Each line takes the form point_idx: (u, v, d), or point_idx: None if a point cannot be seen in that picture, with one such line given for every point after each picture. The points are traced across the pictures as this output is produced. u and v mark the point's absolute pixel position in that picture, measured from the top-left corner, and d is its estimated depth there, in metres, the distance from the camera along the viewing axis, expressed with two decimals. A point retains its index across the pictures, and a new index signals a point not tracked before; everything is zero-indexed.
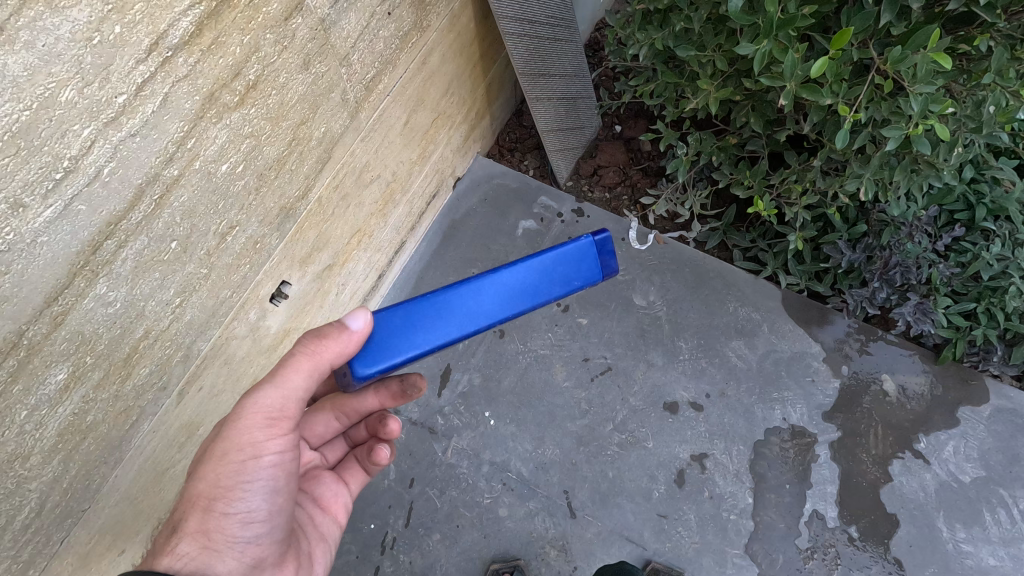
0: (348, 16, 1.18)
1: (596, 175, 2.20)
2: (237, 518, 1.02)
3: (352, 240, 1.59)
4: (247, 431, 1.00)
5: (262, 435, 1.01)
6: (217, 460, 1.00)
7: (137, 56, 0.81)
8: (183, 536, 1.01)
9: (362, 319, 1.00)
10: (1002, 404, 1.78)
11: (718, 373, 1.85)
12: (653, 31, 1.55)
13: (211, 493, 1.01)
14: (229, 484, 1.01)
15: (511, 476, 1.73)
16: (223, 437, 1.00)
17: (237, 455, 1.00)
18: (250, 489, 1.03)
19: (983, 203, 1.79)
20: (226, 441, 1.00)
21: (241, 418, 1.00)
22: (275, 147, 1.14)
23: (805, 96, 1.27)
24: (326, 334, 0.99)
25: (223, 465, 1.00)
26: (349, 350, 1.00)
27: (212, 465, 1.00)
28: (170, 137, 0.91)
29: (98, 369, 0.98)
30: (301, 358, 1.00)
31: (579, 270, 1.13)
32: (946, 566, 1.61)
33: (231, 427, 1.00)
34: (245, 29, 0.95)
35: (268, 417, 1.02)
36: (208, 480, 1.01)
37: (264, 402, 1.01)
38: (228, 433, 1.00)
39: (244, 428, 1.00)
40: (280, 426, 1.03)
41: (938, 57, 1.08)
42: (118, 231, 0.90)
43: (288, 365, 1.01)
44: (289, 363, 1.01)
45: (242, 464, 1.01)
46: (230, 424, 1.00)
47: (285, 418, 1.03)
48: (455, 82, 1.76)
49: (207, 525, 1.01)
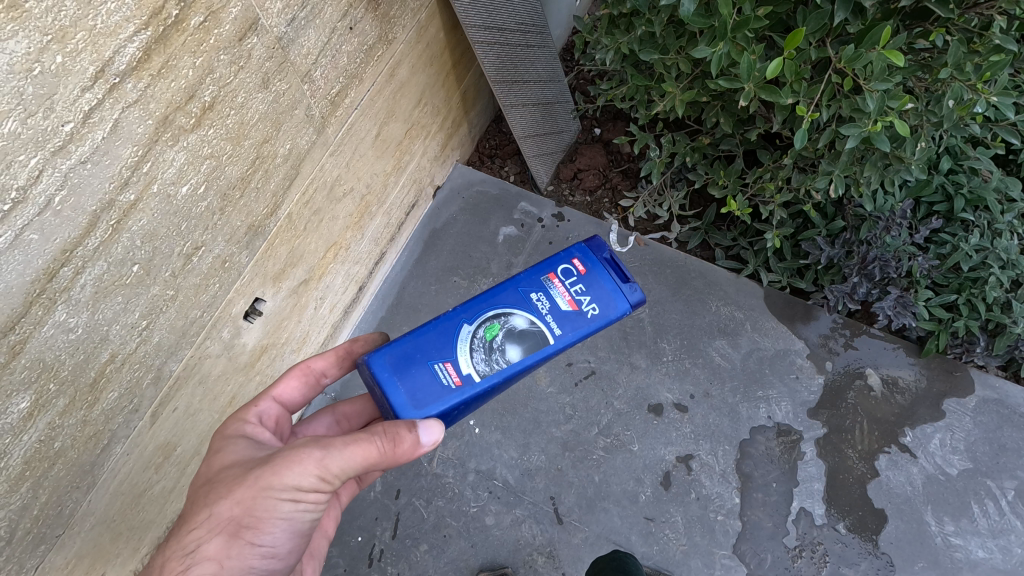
0: (306, 33, 1.18)
1: (576, 178, 2.19)
2: (258, 551, 0.97)
3: (328, 254, 1.59)
4: (296, 476, 0.94)
5: (310, 486, 0.95)
6: (257, 492, 0.94)
7: (82, 85, 0.82)
8: (200, 559, 0.94)
9: (434, 434, 1.01)
10: (988, 395, 1.77)
11: (702, 373, 1.84)
12: (619, 35, 1.59)
13: (242, 520, 0.94)
14: (261, 520, 0.94)
15: (497, 484, 1.72)
16: (272, 471, 0.94)
17: (280, 495, 0.94)
18: (279, 528, 0.97)
19: (962, 194, 1.77)
20: (273, 476, 0.94)
21: (299, 461, 0.94)
22: (237, 166, 1.15)
23: (764, 96, 1.32)
24: (403, 438, 0.98)
25: (262, 496, 0.94)
26: (402, 457, 0.99)
27: (251, 492, 0.94)
28: (123, 163, 0.92)
29: (63, 396, 0.98)
30: (381, 441, 0.97)
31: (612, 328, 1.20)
32: (936, 560, 1.60)
33: (283, 464, 0.95)
34: (196, 52, 0.96)
35: (319, 473, 0.95)
36: (240, 507, 0.94)
37: (324, 457, 0.95)
38: (278, 469, 0.94)
39: (301, 471, 0.94)
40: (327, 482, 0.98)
41: (891, 55, 1.11)
42: (74, 258, 0.91)
43: (366, 438, 0.97)
44: (368, 436, 0.97)
45: (279, 507, 0.94)
46: (287, 461, 0.95)
47: (329, 481, 0.96)
48: (428, 92, 1.76)
49: (228, 551, 0.95)
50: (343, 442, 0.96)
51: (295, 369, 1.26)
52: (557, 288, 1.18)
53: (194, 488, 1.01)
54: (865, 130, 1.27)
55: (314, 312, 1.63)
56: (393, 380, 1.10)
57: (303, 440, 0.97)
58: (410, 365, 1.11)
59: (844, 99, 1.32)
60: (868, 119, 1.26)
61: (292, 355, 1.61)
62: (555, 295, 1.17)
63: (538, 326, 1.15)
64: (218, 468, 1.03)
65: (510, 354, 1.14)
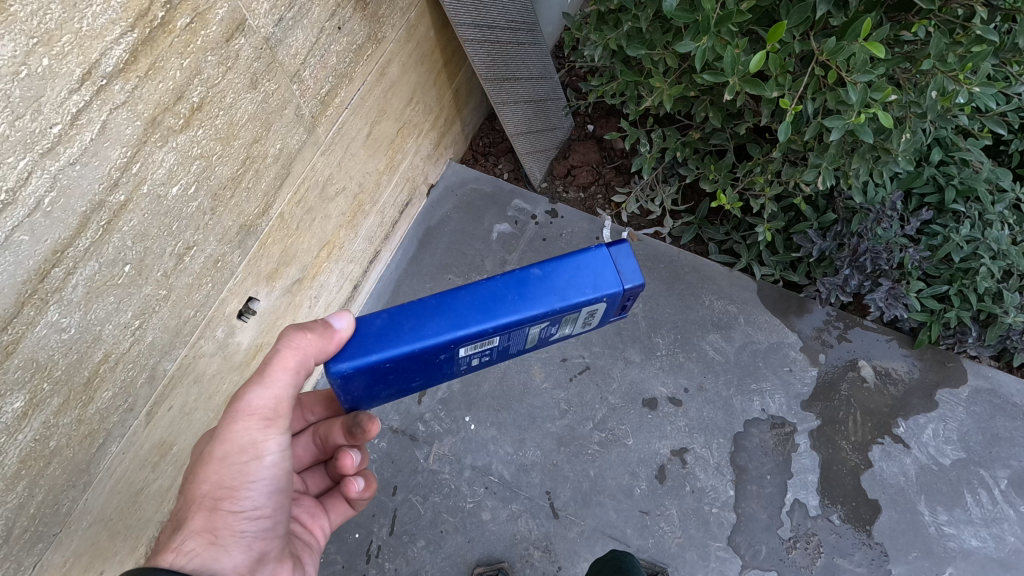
0: (295, 33, 1.19)
1: (570, 175, 2.20)
2: (244, 515, 1.02)
3: (322, 253, 1.60)
4: (243, 431, 1.00)
5: (258, 433, 1.01)
6: (217, 462, 0.99)
7: (69, 87, 0.83)
8: (189, 536, 0.98)
9: (347, 320, 0.99)
10: (980, 384, 1.78)
11: (696, 367, 1.85)
12: (608, 31, 1.61)
13: (216, 493, 1.00)
14: (233, 485, 1.00)
15: (493, 479, 1.73)
16: (218, 439, 1.00)
17: (239, 454, 1.00)
18: (254, 486, 1.02)
19: (952, 185, 1.78)
20: (223, 443, 0.99)
21: (236, 418, 0.99)
22: (228, 166, 1.16)
23: (749, 90, 1.33)
24: (311, 328, 1.00)
25: (224, 465, 0.99)
26: (328, 350, 0.99)
27: (212, 466, 0.99)
28: (112, 164, 0.93)
29: (58, 395, 0.99)
30: (288, 354, 1.00)
31: (592, 268, 1.03)
32: (929, 550, 1.61)
33: (225, 429, 1.00)
34: (183, 53, 0.97)
35: (261, 417, 1.01)
36: (209, 482, 0.99)
37: (257, 402, 1.01)
38: (223, 435, 0.99)
39: (240, 423, 0.99)
40: (276, 424, 1.03)
41: (871, 46, 1.12)
42: (65, 258, 0.92)
43: (275, 362, 1.01)
44: (275, 360, 1.01)
45: (243, 463, 1.00)
46: (226, 426, 1.00)
47: (275, 417, 1.03)
48: (419, 91, 1.77)
49: (215, 524, 1.00)
50: (262, 378, 1.01)
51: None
52: None
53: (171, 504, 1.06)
54: (849, 122, 1.29)
55: (309, 310, 1.65)
56: None
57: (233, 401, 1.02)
58: None
59: (830, 92, 1.33)
60: (852, 112, 1.28)
61: None
62: None
63: None
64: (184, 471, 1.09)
65: None
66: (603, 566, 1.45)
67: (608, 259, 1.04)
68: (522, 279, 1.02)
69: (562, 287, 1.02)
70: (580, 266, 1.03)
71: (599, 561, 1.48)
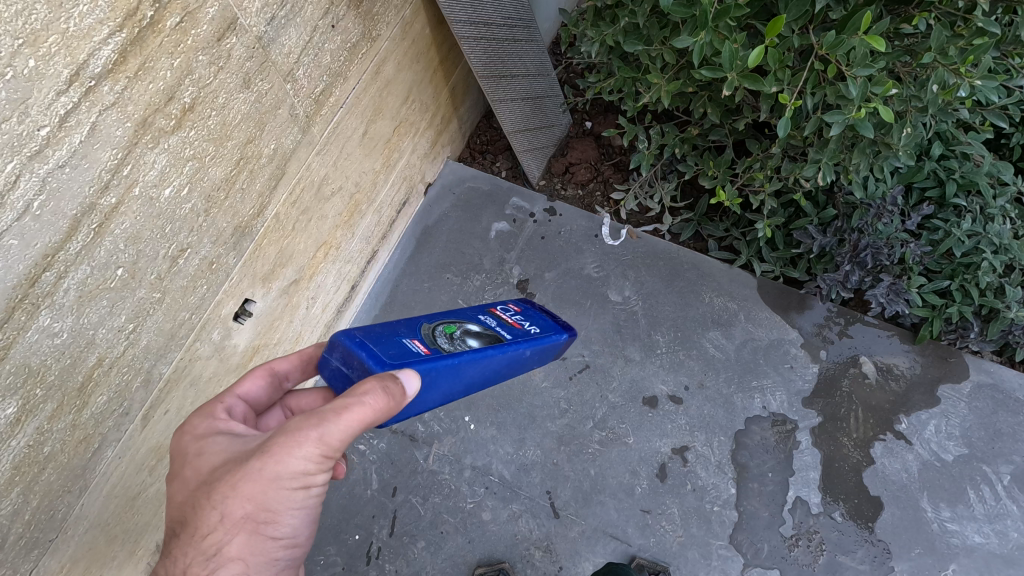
0: (288, 31, 1.18)
1: (568, 172, 2.18)
2: (281, 541, 0.91)
3: (318, 253, 1.59)
4: (298, 461, 0.84)
5: (314, 466, 0.86)
6: (264, 487, 0.84)
7: (57, 88, 0.82)
8: (223, 562, 0.87)
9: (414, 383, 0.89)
10: (983, 379, 1.77)
11: (696, 365, 1.84)
12: (605, 27, 1.60)
13: (257, 521, 0.86)
14: (279, 514, 0.87)
15: (493, 479, 1.72)
16: (269, 461, 0.84)
17: (290, 483, 0.86)
18: (296, 515, 0.90)
19: (953, 179, 1.76)
20: (273, 468, 0.84)
21: (295, 451, 0.84)
22: (221, 167, 1.14)
23: (748, 85, 1.32)
24: (390, 392, 0.85)
25: (270, 493, 0.85)
26: (396, 412, 0.87)
27: (258, 491, 0.84)
28: (102, 166, 0.92)
29: (51, 400, 0.98)
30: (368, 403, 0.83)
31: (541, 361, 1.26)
32: (933, 547, 1.60)
33: (279, 455, 0.84)
34: (174, 53, 0.96)
35: (321, 450, 0.85)
36: (250, 505, 0.85)
37: (322, 437, 0.84)
38: (277, 458, 0.84)
39: (299, 456, 0.84)
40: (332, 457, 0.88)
41: (871, 40, 1.11)
42: (57, 262, 0.91)
43: (350, 404, 0.83)
44: (351, 401, 0.83)
45: (291, 493, 0.86)
46: (280, 453, 0.84)
47: (333, 455, 0.87)
48: (415, 89, 1.76)
49: (251, 550, 0.88)
50: (335, 414, 0.83)
51: (257, 367, 1.12)
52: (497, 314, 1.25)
53: (179, 506, 0.89)
54: (850, 117, 1.27)
55: (306, 311, 1.63)
56: (365, 342, 0.96)
57: (291, 424, 0.85)
58: (377, 334, 1.00)
59: (830, 86, 1.31)
60: (852, 106, 1.26)
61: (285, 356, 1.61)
62: (499, 317, 1.23)
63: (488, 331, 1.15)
64: (195, 472, 0.90)
65: (472, 342, 1.09)
66: None
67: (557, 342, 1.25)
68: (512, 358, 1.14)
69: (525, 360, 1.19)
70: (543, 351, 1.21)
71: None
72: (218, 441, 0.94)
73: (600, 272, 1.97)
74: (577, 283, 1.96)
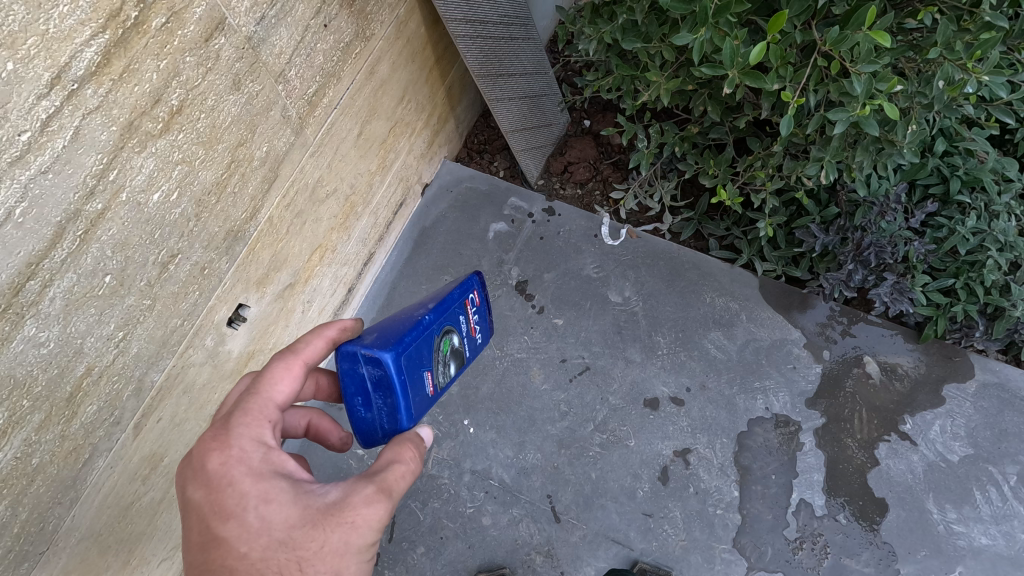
0: (278, 31, 1.15)
1: (567, 171, 2.15)
2: None
3: (313, 256, 1.57)
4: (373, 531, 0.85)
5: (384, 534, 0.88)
6: (348, 559, 0.83)
7: (38, 92, 0.80)
8: None
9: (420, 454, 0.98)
10: (989, 379, 1.74)
11: (698, 366, 1.82)
12: (602, 25, 1.57)
13: None
14: None
15: (493, 484, 1.70)
16: (355, 531, 0.83)
17: (365, 554, 0.85)
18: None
19: (957, 175, 1.73)
20: (355, 539, 0.83)
21: (375, 518, 0.85)
22: (211, 171, 1.12)
23: (749, 83, 1.29)
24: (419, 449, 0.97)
25: (348, 564, 0.83)
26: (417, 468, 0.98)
27: (340, 563, 0.82)
28: (87, 171, 0.90)
29: (39, 411, 0.96)
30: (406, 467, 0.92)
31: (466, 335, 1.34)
32: (939, 549, 1.58)
33: (360, 524, 0.84)
34: (160, 54, 0.93)
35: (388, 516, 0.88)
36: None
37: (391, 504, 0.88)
38: (359, 528, 0.84)
39: (379, 524, 0.85)
40: None
41: (876, 36, 1.09)
42: (41, 270, 0.88)
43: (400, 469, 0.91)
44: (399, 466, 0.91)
45: (363, 565, 0.85)
46: (360, 522, 0.84)
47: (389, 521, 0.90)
48: (411, 88, 1.73)
49: None
50: (395, 479, 0.89)
51: (288, 362, 0.96)
52: (471, 311, 1.23)
53: (243, 559, 0.80)
54: (854, 114, 1.25)
55: (302, 315, 1.61)
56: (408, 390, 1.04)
57: (364, 492, 0.86)
58: (413, 369, 1.05)
59: (833, 83, 1.29)
60: (856, 103, 1.24)
61: None
62: (469, 316, 1.23)
63: (460, 344, 1.20)
64: (262, 522, 0.82)
65: (451, 368, 1.17)
66: None
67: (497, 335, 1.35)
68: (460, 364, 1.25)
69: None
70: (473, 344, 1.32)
71: None
72: (282, 484, 0.85)
73: (599, 273, 1.95)
74: (576, 284, 1.94)
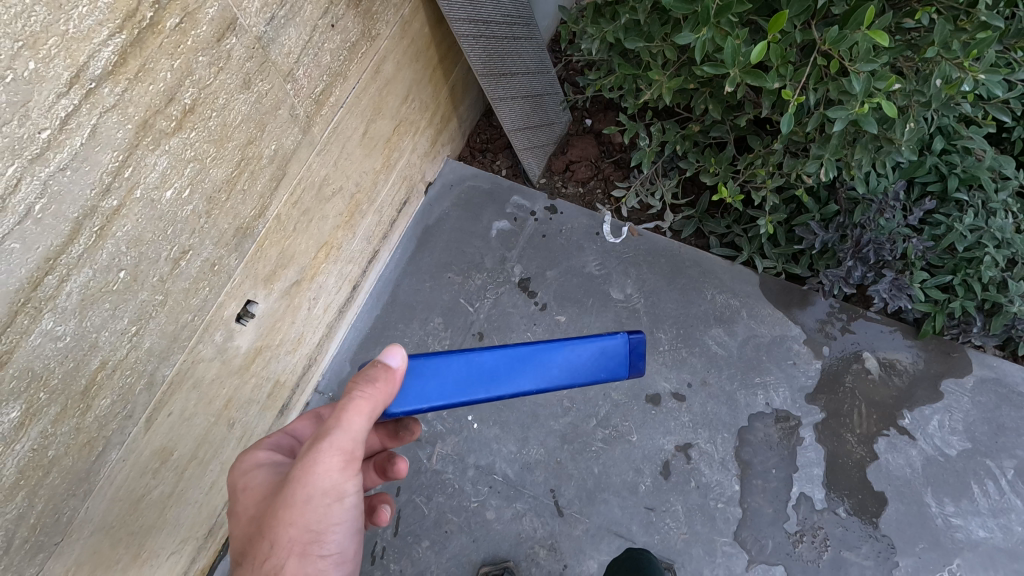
0: (287, 31, 1.17)
1: (568, 170, 2.18)
2: (330, 559, 0.96)
3: (319, 254, 1.59)
4: (326, 475, 0.91)
5: (341, 475, 0.93)
6: (302, 506, 0.91)
7: (58, 90, 0.82)
8: None
9: (402, 357, 0.97)
10: (986, 374, 1.77)
11: (699, 362, 1.84)
12: (605, 24, 1.59)
13: (304, 539, 0.92)
14: (320, 528, 0.93)
15: (497, 478, 1.72)
16: (301, 484, 0.90)
17: (323, 498, 0.92)
18: (339, 528, 0.96)
19: (955, 173, 1.76)
20: (307, 486, 0.91)
21: (317, 466, 0.90)
22: (222, 169, 1.14)
23: (750, 81, 1.31)
24: (376, 377, 0.94)
25: (308, 511, 0.92)
26: (384, 397, 0.95)
27: (294, 513, 0.91)
28: (104, 168, 0.92)
29: (55, 404, 0.98)
30: (364, 401, 0.92)
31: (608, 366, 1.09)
32: (937, 542, 1.60)
33: (306, 475, 0.90)
34: (174, 54, 0.95)
35: (342, 457, 0.92)
36: (295, 528, 0.91)
37: (337, 448, 0.91)
38: (304, 479, 0.90)
39: (323, 470, 0.90)
40: (354, 464, 0.94)
41: (874, 35, 1.11)
42: (58, 265, 0.90)
43: (350, 406, 0.92)
44: (350, 404, 0.92)
45: (326, 510, 0.93)
46: (305, 473, 0.90)
47: (355, 460, 0.94)
48: (414, 88, 1.75)
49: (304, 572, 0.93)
50: (336, 419, 0.91)
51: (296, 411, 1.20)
52: None
53: (234, 537, 0.97)
54: (853, 113, 1.27)
55: (308, 312, 1.63)
56: None
57: (307, 445, 0.92)
58: None
59: (832, 82, 1.31)
60: (855, 102, 1.26)
61: (287, 357, 1.61)
62: None
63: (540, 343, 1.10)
64: (242, 503, 0.97)
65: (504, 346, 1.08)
66: (619, 564, 1.47)
67: (627, 350, 1.08)
68: (552, 360, 1.05)
69: (587, 372, 1.07)
70: (602, 348, 1.07)
71: (616, 561, 1.49)
72: (258, 472, 1.01)
73: (601, 270, 1.97)
74: (578, 281, 1.95)
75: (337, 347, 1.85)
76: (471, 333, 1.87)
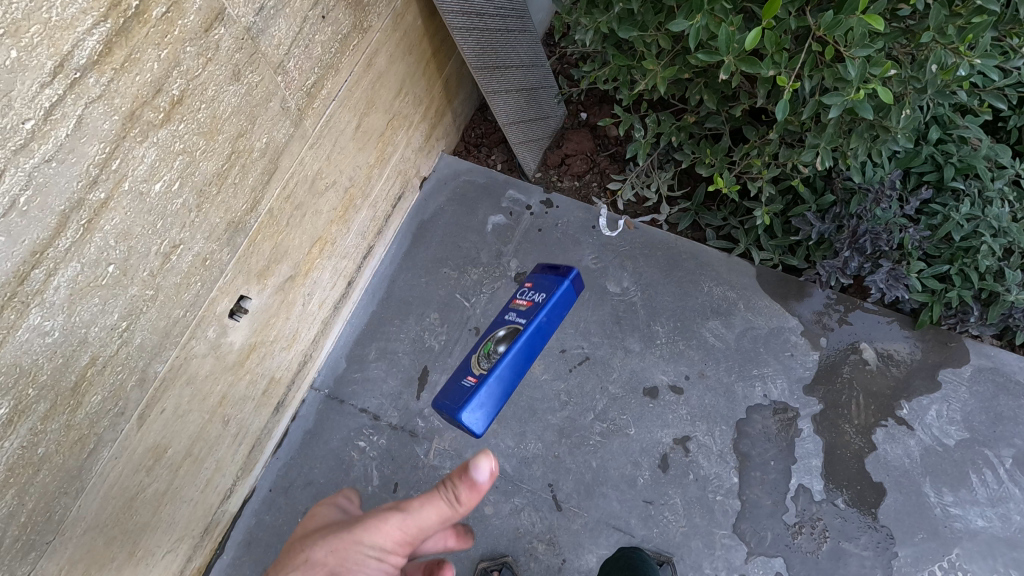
0: (276, 23, 1.16)
1: (564, 164, 2.17)
2: None
3: (313, 249, 1.57)
4: (379, 537, 0.92)
5: (393, 545, 0.92)
6: (348, 546, 0.93)
7: (41, 80, 0.81)
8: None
9: (491, 471, 0.87)
10: (983, 363, 1.76)
11: (696, 354, 1.83)
12: (598, 14, 1.57)
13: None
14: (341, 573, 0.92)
15: (495, 473, 1.71)
16: (361, 530, 0.93)
17: (365, 551, 0.92)
18: None
19: (951, 163, 1.74)
20: (360, 533, 0.93)
21: (377, 521, 0.92)
22: (212, 162, 1.13)
23: (744, 69, 1.31)
24: (463, 479, 0.88)
25: (345, 551, 0.93)
26: (462, 495, 0.89)
27: (342, 542, 0.93)
28: (90, 160, 0.90)
29: (44, 400, 0.97)
30: (442, 498, 0.90)
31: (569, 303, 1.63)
32: (935, 531, 1.60)
33: (368, 521, 0.93)
34: (160, 43, 0.94)
35: (402, 536, 0.92)
36: (328, 560, 0.93)
37: (395, 522, 0.91)
38: (367, 528, 0.93)
39: (378, 530, 0.91)
40: (404, 546, 0.93)
41: (869, 19, 1.11)
42: (45, 259, 0.89)
43: (429, 497, 0.91)
44: (430, 495, 0.91)
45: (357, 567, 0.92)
46: (367, 520, 0.93)
47: (409, 545, 0.93)
48: (408, 81, 1.73)
49: None
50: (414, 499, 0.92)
51: None
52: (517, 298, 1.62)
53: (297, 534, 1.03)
54: (849, 99, 1.27)
55: (302, 308, 1.62)
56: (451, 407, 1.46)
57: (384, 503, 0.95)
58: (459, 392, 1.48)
59: (827, 69, 1.32)
60: (850, 88, 1.26)
61: (282, 354, 1.61)
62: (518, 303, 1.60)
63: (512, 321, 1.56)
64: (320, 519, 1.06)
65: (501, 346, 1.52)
66: (614, 564, 1.47)
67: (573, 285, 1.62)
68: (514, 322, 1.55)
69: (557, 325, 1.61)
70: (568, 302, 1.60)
71: (611, 560, 1.50)
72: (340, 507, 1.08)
73: (598, 264, 1.96)
74: None
75: (332, 343, 1.84)
76: (467, 328, 1.85)
